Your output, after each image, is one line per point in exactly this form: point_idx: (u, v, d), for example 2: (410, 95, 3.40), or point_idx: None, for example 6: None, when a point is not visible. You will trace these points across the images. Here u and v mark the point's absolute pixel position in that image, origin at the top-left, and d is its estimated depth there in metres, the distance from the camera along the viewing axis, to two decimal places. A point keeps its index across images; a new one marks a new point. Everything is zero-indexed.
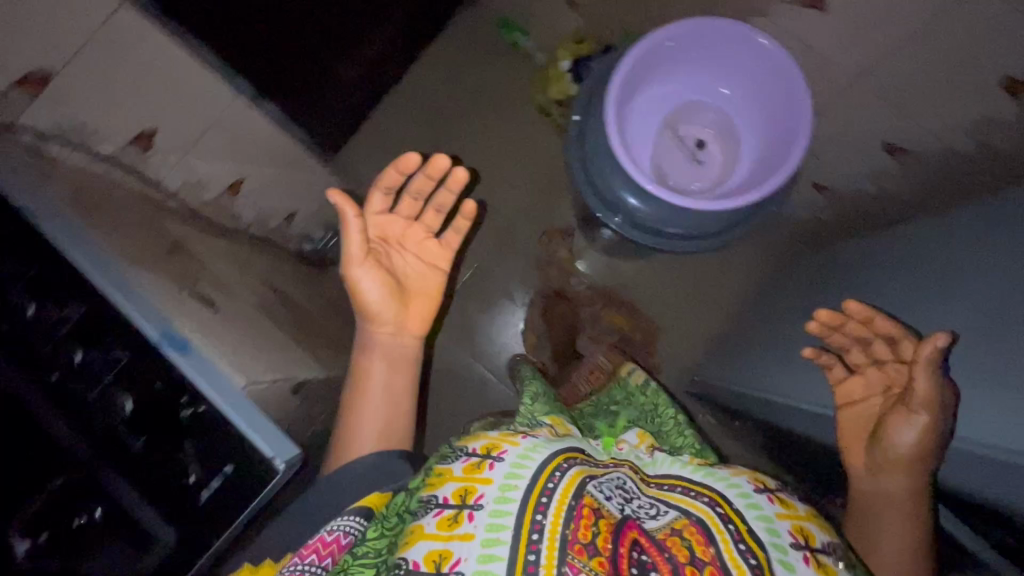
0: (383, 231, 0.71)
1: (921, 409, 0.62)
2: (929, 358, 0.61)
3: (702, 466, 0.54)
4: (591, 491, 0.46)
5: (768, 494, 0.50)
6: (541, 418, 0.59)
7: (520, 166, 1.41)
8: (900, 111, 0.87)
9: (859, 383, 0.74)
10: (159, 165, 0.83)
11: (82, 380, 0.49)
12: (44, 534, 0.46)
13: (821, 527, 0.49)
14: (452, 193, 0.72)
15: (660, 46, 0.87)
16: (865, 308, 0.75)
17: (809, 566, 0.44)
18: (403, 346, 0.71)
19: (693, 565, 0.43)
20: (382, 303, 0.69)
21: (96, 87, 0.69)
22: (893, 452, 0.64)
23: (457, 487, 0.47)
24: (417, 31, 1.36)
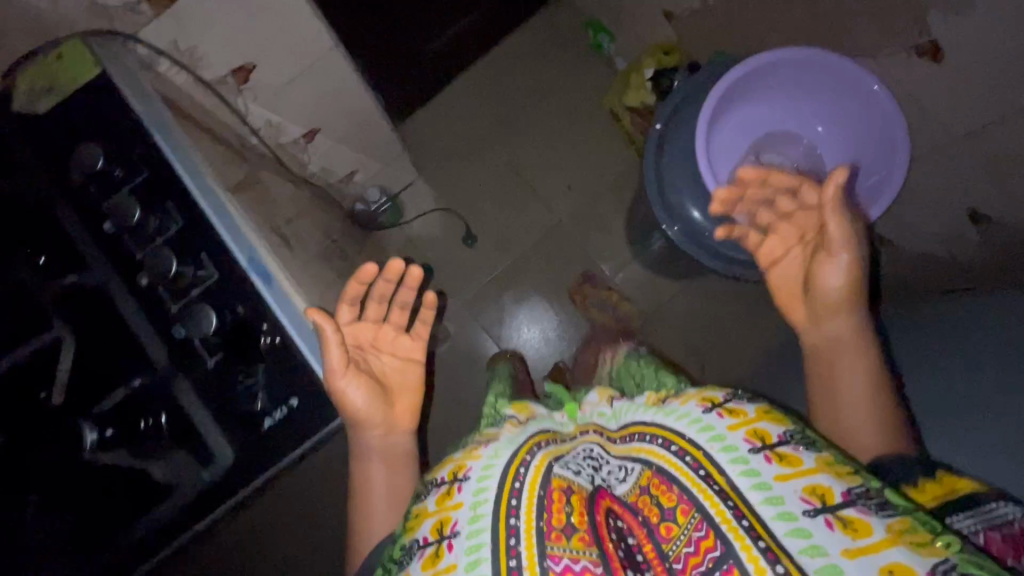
0: (357, 341, 0.61)
1: (841, 250, 0.59)
2: (835, 197, 0.58)
3: (655, 403, 0.46)
4: (558, 472, 0.42)
5: (716, 410, 0.42)
6: (504, 412, 0.52)
7: (580, 165, 1.40)
8: (994, 178, 0.84)
9: (775, 241, 0.66)
10: (249, 101, 0.84)
11: (170, 289, 0.51)
12: (110, 428, 0.48)
13: (777, 420, 0.41)
14: (411, 289, 0.63)
15: (766, 68, 0.86)
16: (758, 172, 0.69)
17: (771, 464, 0.38)
18: (398, 444, 0.62)
19: (666, 521, 0.38)
20: (371, 409, 0.58)
21: (214, 17, 0.70)
22: (829, 299, 0.60)
23: (434, 522, 0.42)
24: (505, 14, 1.36)
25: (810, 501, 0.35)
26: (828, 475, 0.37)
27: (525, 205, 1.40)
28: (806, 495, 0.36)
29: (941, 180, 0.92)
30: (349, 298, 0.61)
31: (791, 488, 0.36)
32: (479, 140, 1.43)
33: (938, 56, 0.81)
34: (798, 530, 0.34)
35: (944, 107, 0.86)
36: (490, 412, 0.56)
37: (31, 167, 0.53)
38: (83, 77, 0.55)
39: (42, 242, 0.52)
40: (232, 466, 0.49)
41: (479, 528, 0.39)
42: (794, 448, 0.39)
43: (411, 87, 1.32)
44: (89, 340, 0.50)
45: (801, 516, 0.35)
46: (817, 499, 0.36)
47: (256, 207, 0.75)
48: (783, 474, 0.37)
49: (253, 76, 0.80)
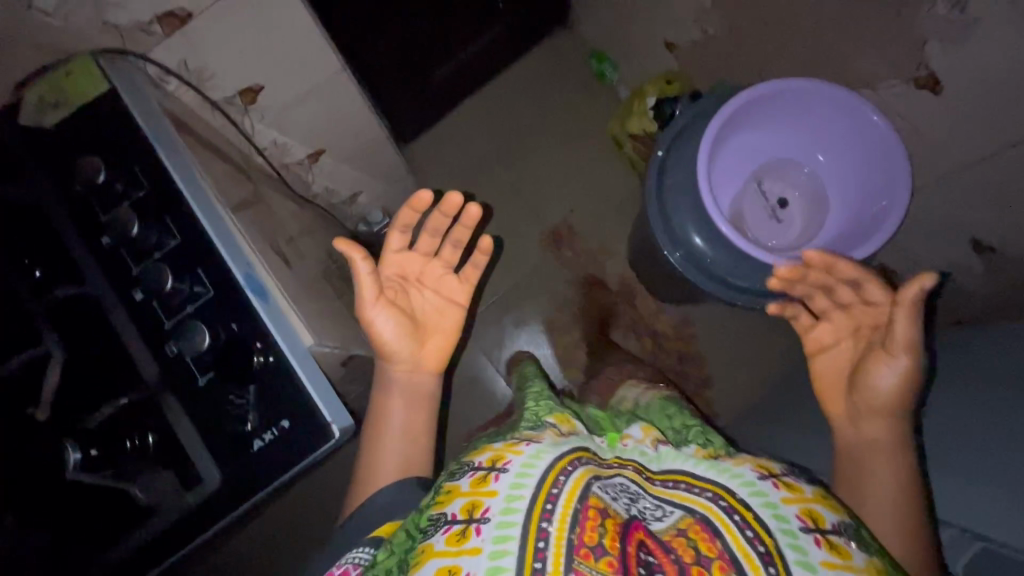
0: (401, 271, 0.63)
1: (902, 353, 0.56)
2: (914, 300, 0.55)
3: (705, 456, 0.43)
4: (596, 491, 0.38)
5: (773, 479, 0.39)
6: (544, 419, 0.47)
7: (583, 191, 1.41)
8: (996, 211, 0.84)
9: (827, 328, 0.65)
10: (256, 120, 0.85)
11: (164, 304, 0.50)
12: (94, 449, 0.47)
13: (833, 508, 0.39)
14: (468, 228, 0.63)
15: (767, 98, 0.88)
16: (824, 256, 0.65)
17: (820, 548, 0.35)
18: (424, 384, 0.64)
19: (699, 566, 0.35)
20: (398, 341, 0.61)
21: (226, 39, 0.71)
22: (875, 396, 0.57)
23: (465, 501, 0.39)
24: (511, 45, 1.40)
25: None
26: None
27: (529, 228, 1.40)
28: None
29: (945, 210, 0.92)
30: (402, 225, 0.61)
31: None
32: (483, 163, 1.44)
33: (935, 88, 0.81)
34: None
35: (941, 140, 0.86)
36: (528, 411, 0.50)
37: (31, 177, 0.53)
38: (93, 92, 0.55)
39: (34, 257, 0.51)
40: (219, 488, 0.48)
41: (511, 522, 0.36)
42: (847, 542, 0.37)
43: (416, 110, 1.34)
44: (79, 357, 0.49)
45: None
46: None
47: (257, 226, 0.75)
48: (831, 562, 0.35)
49: (260, 96, 0.81)
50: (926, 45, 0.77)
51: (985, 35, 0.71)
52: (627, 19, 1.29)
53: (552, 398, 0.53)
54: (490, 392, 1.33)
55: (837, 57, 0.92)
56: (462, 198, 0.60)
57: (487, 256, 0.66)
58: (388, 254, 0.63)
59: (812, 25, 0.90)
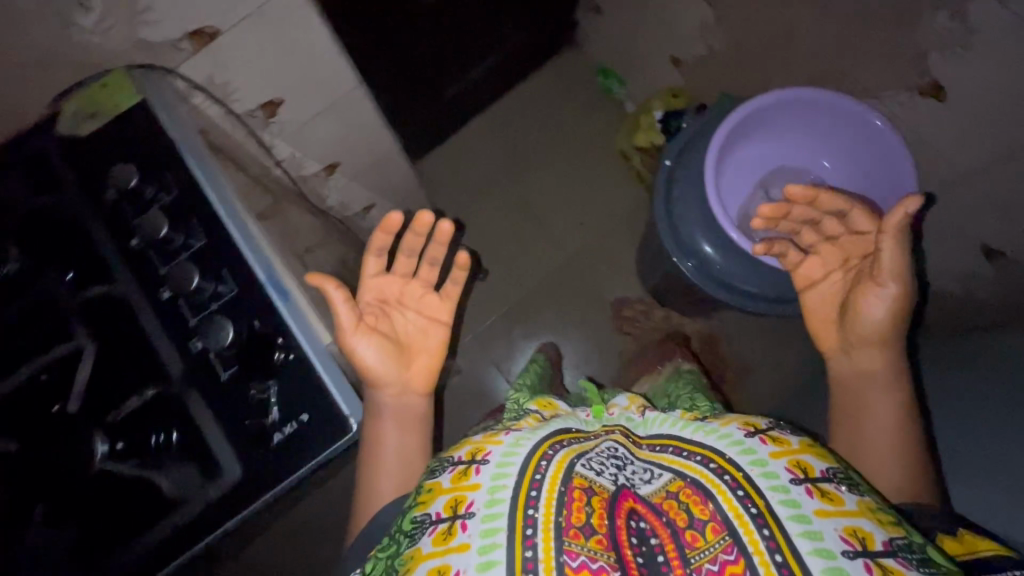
0: (381, 294, 0.65)
1: (890, 281, 0.57)
2: (899, 227, 0.56)
3: (693, 418, 0.45)
4: (580, 470, 0.40)
5: (759, 435, 0.41)
6: (528, 407, 0.51)
7: (591, 204, 1.43)
8: (1004, 216, 0.85)
9: (815, 262, 0.66)
10: (276, 133, 0.88)
11: (190, 301, 0.52)
12: (121, 441, 0.49)
13: (820, 455, 0.40)
14: (441, 245, 0.64)
15: (770, 108, 0.90)
16: (808, 190, 0.64)
17: (812, 497, 0.36)
18: (414, 404, 0.64)
19: (693, 530, 0.36)
20: (384, 365, 0.62)
21: (250, 56, 0.74)
22: (866, 329, 0.59)
23: (447, 498, 0.41)
24: (520, 63, 1.44)
25: (850, 542, 0.34)
26: (870, 521, 0.36)
27: (538, 240, 1.42)
28: (847, 535, 0.35)
29: (953, 217, 0.93)
30: (376, 249, 0.63)
31: (831, 526, 0.35)
32: (493, 178, 1.47)
33: (938, 96, 0.82)
34: (835, 570, 0.33)
35: (946, 147, 0.87)
36: (511, 407, 0.54)
37: (67, 184, 0.56)
38: (126, 103, 0.58)
39: (70, 257, 0.54)
40: (239, 483, 0.49)
41: (496, 512, 0.37)
42: (838, 488, 0.38)
43: (427, 127, 1.38)
44: (107, 355, 0.51)
45: (840, 557, 0.33)
46: (856, 541, 0.35)
47: (277, 234, 0.78)
48: (824, 510, 0.36)
49: (280, 110, 0.85)
50: (927, 56, 0.79)
51: (987, 44, 0.72)
52: (633, 37, 1.33)
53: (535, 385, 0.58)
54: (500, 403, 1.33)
55: (839, 69, 0.94)
56: (432, 216, 0.62)
57: (466, 270, 0.66)
58: (364, 279, 0.65)
59: (815, 39, 0.93)
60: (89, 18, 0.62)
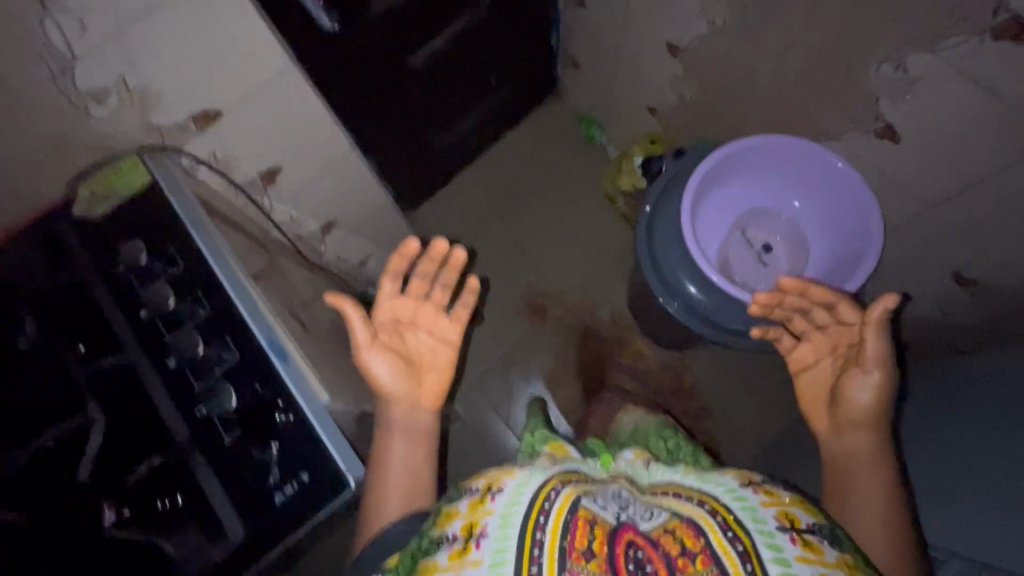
0: (396, 314, 0.70)
1: (874, 368, 0.63)
2: (880, 319, 0.62)
3: (695, 469, 0.50)
4: (585, 503, 0.43)
5: (754, 487, 0.46)
6: (540, 447, 0.55)
7: (581, 245, 1.48)
8: (968, 244, 0.89)
9: (807, 348, 0.72)
10: (275, 198, 0.93)
11: (194, 369, 0.55)
12: (127, 509, 0.51)
13: (809, 511, 0.45)
14: (456, 270, 0.72)
15: (739, 155, 0.96)
16: (798, 282, 0.72)
17: (795, 545, 0.41)
18: (422, 421, 0.68)
19: (684, 558, 0.40)
20: (396, 379, 0.67)
21: (251, 129, 0.80)
22: (854, 412, 0.63)
23: (464, 523, 0.45)
24: (506, 116, 1.52)
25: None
26: (847, 571, 0.41)
27: (532, 282, 1.46)
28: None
29: (922, 247, 0.97)
30: (394, 272, 0.70)
31: (809, 571, 0.39)
32: (485, 224, 1.52)
33: (892, 136, 0.87)
34: None
35: (907, 184, 0.92)
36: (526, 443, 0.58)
37: (79, 264, 0.60)
38: (137, 184, 0.63)
39: (81, 331, 0.57)
40: (241, 544, 0.51)
41: (507, 536, 0.42)
42: (821, 541, 0.42)
43: (421, 180, 1.44)
44: (116, 423, 0.54)
45: None
46: None
47: (276, 293, 0.81)
48: (805, 557, 0.40)
49: (279, 176, 0.90)
50: (878, 101, 0.85)
51: (927, 91, 0.78)
52: (610, 88, 1.40)
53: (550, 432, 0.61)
54: (501, 446, 1.34)
55: (802, 113, 1.00)
56: (447, 242, 0.70)
57: (474, 296, 0.72)
58: (383, 300, 0.70)
59: (776, 87, 0.99)
60: (102, 110, 0.68)
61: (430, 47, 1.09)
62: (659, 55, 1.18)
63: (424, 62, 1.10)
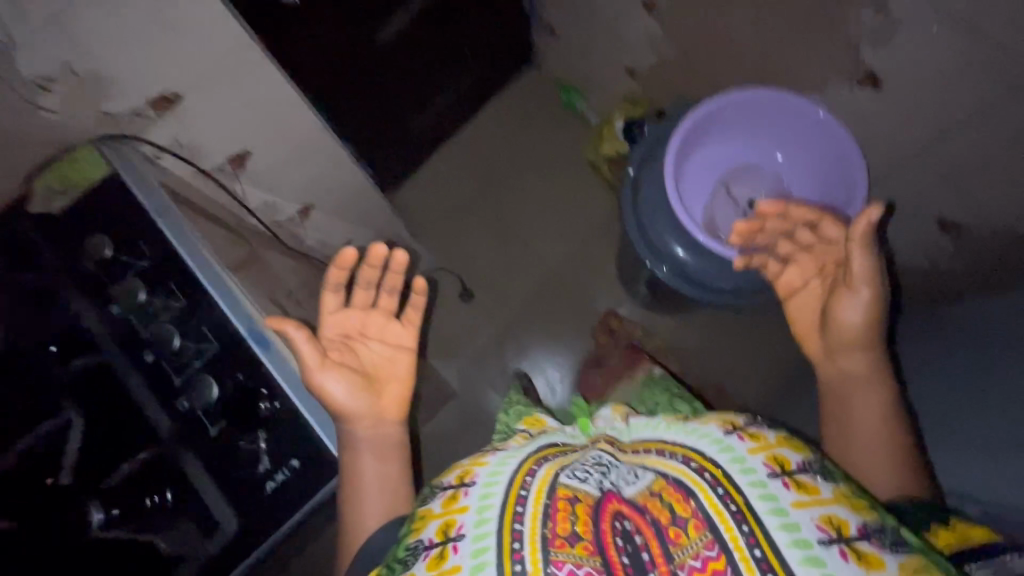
0: (343, 329, 0.58)
1: (862, 286, 0.61)
2: (865, 234, 0.60)
3: (676, 420, 0.50)
4: (564, 482, 0.44)
5: (737, 433, 0.45)
6: (517, 426, 0.57)
7: (567, 215, 1.47)
8: (951, 189, 0.89)
9: (794, 271, 0.69)
10: (248, 184, 0.90)
11: (173, 362, 0.54)
12: (116, 508, 0.50)
13: (796, 448, 0.44)
14: (399, 273, 0.60)
15: (720, 111, 0.94)
16: (776, 206, 0.72)
17: (789, 490, 0.40)
18: (389, 436, 0.57)
19: (676, 527, 0.39)
20: (355, 403, 0.54)
21: (213, 112, 0.77)
22: (845, 332, 0.63)
23: (439, 524, 0.43)
24: (483, 88, 1.48)
25: (826, 531, 0.37)
26: (846, 508, 0.39)
27: (519, 256, 1.44)
28: (822, 523, 0.38)
29: (907, 195, 0.97)
30: (333, 285, 0.58)
31: (807, 516, 0.38)
32: (469, 201, 1.50)
33: (874, 83, 0.86)
34: (813, 560, 0.36)
35: (891, 131, 0.90)
36: (503, 423, 0.60)
37: (43, 261, 0.58)
38: (95, 174, 0.60)
39: (50, 331, 0.55)
40: (237, 532, 0.51)
41: (485, 530, 0.41)
42: (814, 478, 0.41)
43: (401, 159, 1.41)
44: (97, 422, 0.53)
45: (815, 542, 0.37)
46: (832, 529, 0.38)
47: (256, 282, 0.79)
48: (800, 501, 0.39)
49: (248, 161, 0.87)
50: (859, 47, 0.83)
51: (909, 32, 0.76)
52: (587, 52, 1.36)
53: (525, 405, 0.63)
54: (499, 422, 1.35)
55: (783, 65, 0.98)
56: (387, 246, 0.58)
57: (425, 296, 0.62)
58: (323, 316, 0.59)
59: (757, 41, 0.97)
60: (52, 101, 0.65)
61: (399, 19, 1.04)
62: (635, 13, 1.14)
63: (394, 36, 1.06)
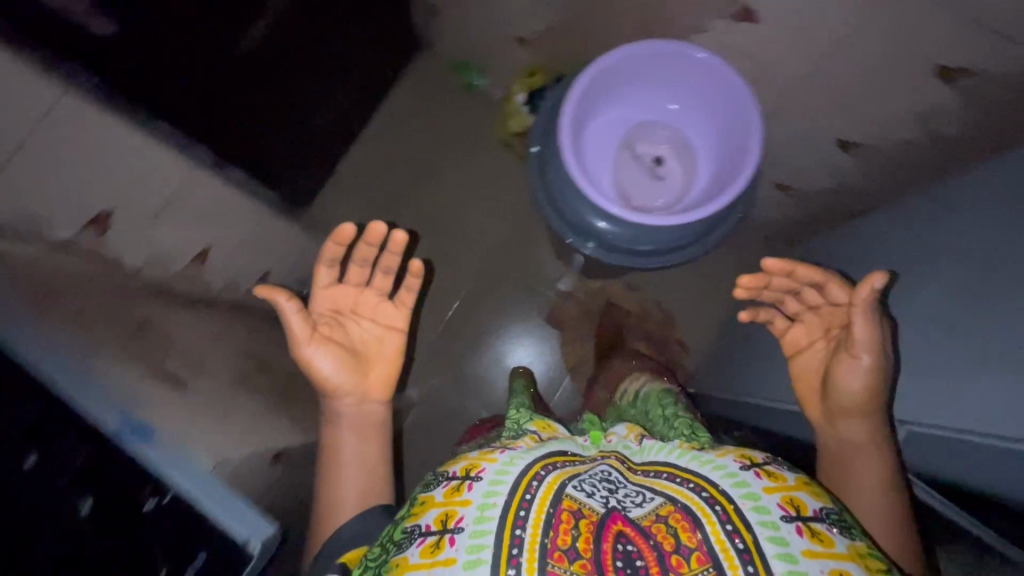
0: (336, 304, 0.76)
1: (864, 352, 0.65)
2: (866, 300, 0.63)
3: (689, 447, 0.52)
4: (570, 492, 0.44)
5: (755, 471, 0.47)
6: (526, 427, 0.56)
7: (492, 200, 1.42)
8: (846, 113, 0.89)
9: (800, 331, 0.75)
10: (121, 245, 0.82)
11: (37, 480, 0.54)
12: None
13: (814, 495, 0.47)
14: (395, 252, 0.75)
15: (604, 73, 0.90)
16: (784, 263, 0.73)
17: (802, 537, 0.42)
18: (370, 412, 0.75)
19: (678, 554, 0.41)
20: (339, 373, 0.72)
21: (51, 175, 0.69)
22: (844, 394, 0.67)
23: (439, 512, 0.46)
24: (377, 82, 1.38)
25: None
26: (857, 565, 0.42)
27: (452, 251, 1.40)
28: None
29: (806, 125, 0.97)
30: (329, 261, 0.74)
31: (817, 565, 0.41)
32: (389, 204, 1.43)
33: (751, 18, 0.84)
34: None
35: (779, 65, 0.89)
36: (512, 422, 0.60)
37: None
38: None
39: None
40: None
41: (484, 530, 0.43)
42: (828, 529, 0.44)
43: (310, 174, 1.32)
44: None
45: None
46: None
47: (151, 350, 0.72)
48: (812, 550, 0.41)
49: (112, 221, 0.79)
50: None
51: None
52: (475, 29, 1.29)
53: (535, 411, 0.64)
54: (463, 420, 1.33)
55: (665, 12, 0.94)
56: (384, 226, 0.72)
57: (418, 278, 0.77)
58: (319, 291, 0.75)
59: None
60: None
61: (263, 25, 0.92)
62: None
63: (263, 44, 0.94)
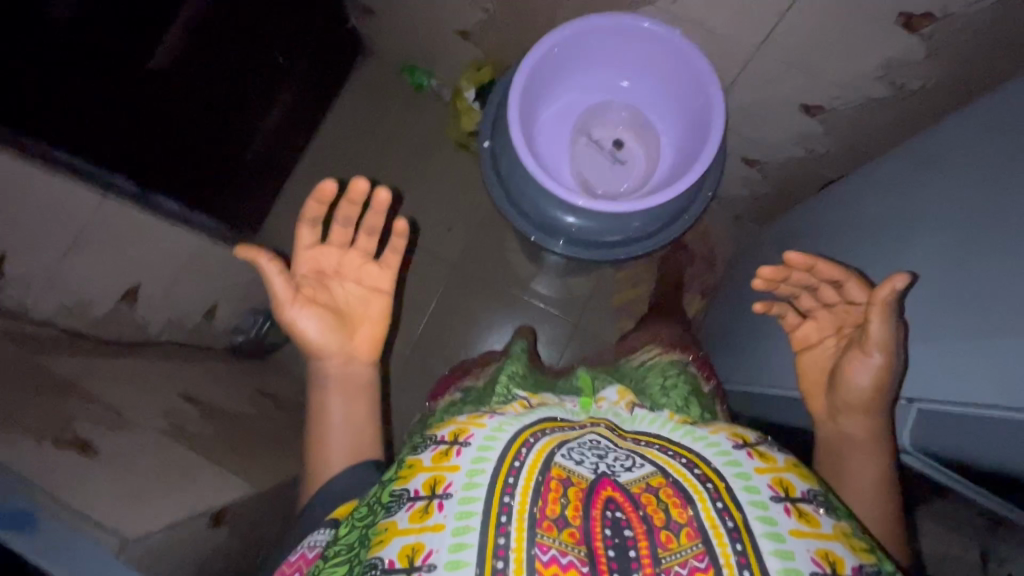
0: (316, 265, 0.65)
1: (876, 351, 0.59)
2: (887, 300, 0.57)
3: (681, 421, 0.47)
4: (559, 460, 0.39)
5: (746, 449, 0.42)
6: (516, 394, 0.49)
7: (452, 205, 1.34)
8: (809, 75, 0.83)
9: (811, 327, 0.68)
10: None
11: None
12: None
13: (802, 475, 0.41)
14: (380, 212, 0.63)
15: (549, 54, 0.84)
16: (807, 258, 0.66)
17: (790, 517, 0.37)
18: (357, 372, 0.66)
19: (668, 531, 0.36)
20: (324, 336, 0.64)
21: None
22: (851, 393, 0.61)
23: (427, 477, 0.39)
24: (318, 92, 1.29)
25: (821, 565, 0.35)
26: (842, 545, 0.37)
27: (415, 263, 1.31)
28: (818, 557, 0.36)
29: (768, 94, 0.91)
30: (310, 219, 0.62)
31: (805, 547, 0.36)
32: None
33: None
34: None
35: (731, 33, 0.83)
36: (499, 391, 0.52)
37: None
38: None
39: None
40: None
41: (473, 497, 0.37)
42: (816, 509, 0.39)
43: (257, 193, 1.21)
44: None
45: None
46: (827, 563, 0.35)
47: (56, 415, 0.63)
48: (800, 530, 0.37)
49: None
50: None
51: None
52: (413, 27, 1.21)
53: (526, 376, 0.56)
54: None
55: None
56: (366, 184, 0.60)
57: (405, 239, 0.66)
58: (302, 250, 0.64)
59: None
60: None
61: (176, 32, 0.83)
62: None
63: (182, 56, 0.86)
